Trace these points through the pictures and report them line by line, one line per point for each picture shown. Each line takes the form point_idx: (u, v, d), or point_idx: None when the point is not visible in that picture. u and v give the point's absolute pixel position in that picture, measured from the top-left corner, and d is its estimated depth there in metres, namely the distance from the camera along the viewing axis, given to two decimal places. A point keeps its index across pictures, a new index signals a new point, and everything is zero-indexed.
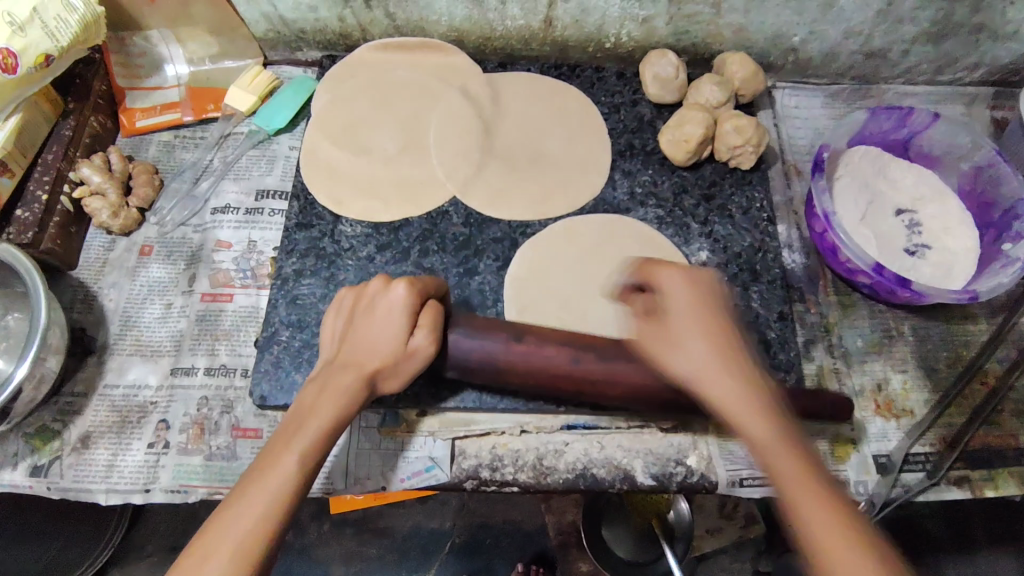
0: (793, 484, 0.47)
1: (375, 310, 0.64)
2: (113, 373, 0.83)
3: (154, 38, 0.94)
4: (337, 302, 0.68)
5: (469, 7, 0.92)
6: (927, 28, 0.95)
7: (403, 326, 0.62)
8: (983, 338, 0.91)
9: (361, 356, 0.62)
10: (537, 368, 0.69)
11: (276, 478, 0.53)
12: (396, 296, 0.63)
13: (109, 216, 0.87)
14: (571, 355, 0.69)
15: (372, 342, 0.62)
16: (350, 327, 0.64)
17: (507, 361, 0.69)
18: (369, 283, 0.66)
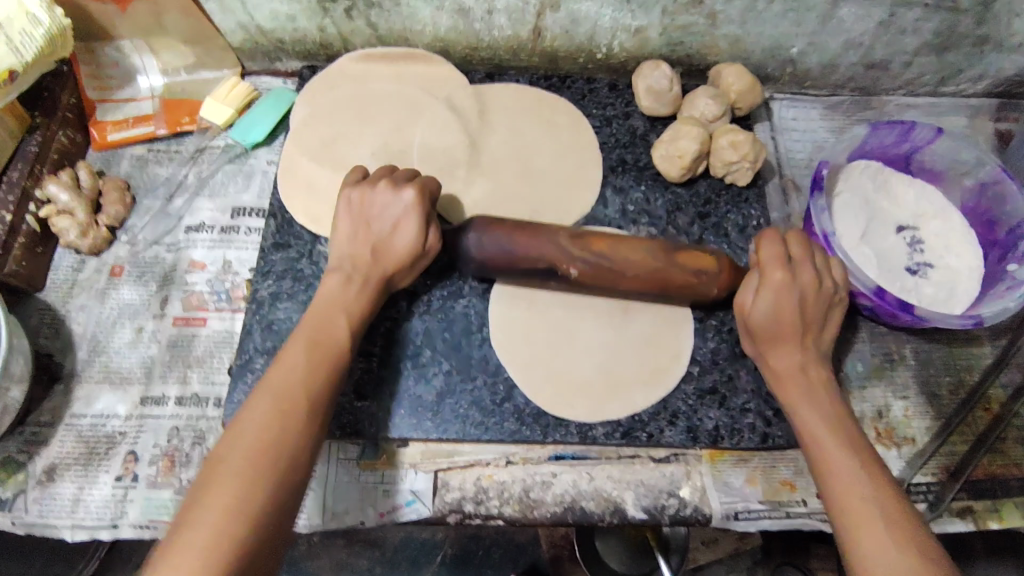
0: (848, 483, 0.60)
1: (387, 210, 0.72)
2: (80, 402, 0.79)
3: (127, 48, 0.90)
4: (342, 202, 0.74)
5: (454, 17, 0.88)
6: (930, 40, 0.92)
7: (416, 222, 0.71)
8: (987, 361, 0.88)
9: (378, 250, 0.71)
10: (534, 261, 0.73)
11: (289, 397, 0.59)
12: (406, 200, 0.71)
13: (77, 235, 0.84)
14: (571, 260, 0.72)
15: (390, 241, 0.71)
16: (364, 222, 0.72)
17: (508, 256, 0.73)
18: (376, 184, 0.73)
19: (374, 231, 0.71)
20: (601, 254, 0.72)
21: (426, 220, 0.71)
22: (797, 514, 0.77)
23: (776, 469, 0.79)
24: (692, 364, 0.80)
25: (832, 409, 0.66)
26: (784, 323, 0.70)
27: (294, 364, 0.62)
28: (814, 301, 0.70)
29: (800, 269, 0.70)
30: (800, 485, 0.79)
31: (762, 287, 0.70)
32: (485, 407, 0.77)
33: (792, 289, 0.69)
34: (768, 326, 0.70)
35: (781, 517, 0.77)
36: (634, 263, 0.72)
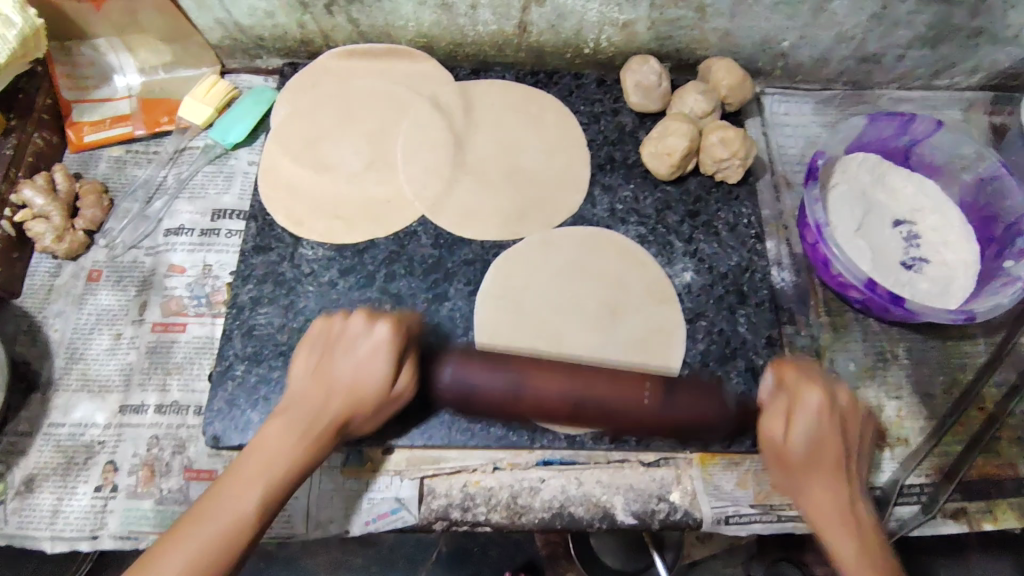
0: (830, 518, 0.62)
1: (353, 350, 0.64)
2: (58, 411, 0.78)
3: (103, 47, 0.88)
4: (313, 331, 0.67)
5: (438, 13, 0.86)
6: (923, 32, 0.90)
7: (386, 368, 0.63)
8: (981, 359, 0.87)
9: (347, 392, 0.63)
10: (536, 403, 0.70)
11: (247, 501, 0.57)
12: (379, 337, 0.64)
13: (53, 240, 0.82)
14: (570, 403, 0.69)
15: (355, 376, 0.63)
16: (327, 360, 0.64)
17: (499, 395, 0.70)
18: (352, 318, 0.65)
19: (336, 375, 0.63)
20: (619, 386, 0.70)
21: (397, 358, 0.64)
22: (788, 518, 0.76)
23: (768, 471, 0.78)
24: (683, 367, 0.79)
25: (857, 523, 0.62)
26: (822, 438, 0.64)
27: (239, 480, 0.58)
28: (850, 434, 0.65)
29: (835, 391, 0.66)
30: None
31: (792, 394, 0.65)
32: (471, 412, 0.75)
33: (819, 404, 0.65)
34: (805, 458, 0.63)
35: (772, 520, 0.76)
36: (626, 404, 0.69)
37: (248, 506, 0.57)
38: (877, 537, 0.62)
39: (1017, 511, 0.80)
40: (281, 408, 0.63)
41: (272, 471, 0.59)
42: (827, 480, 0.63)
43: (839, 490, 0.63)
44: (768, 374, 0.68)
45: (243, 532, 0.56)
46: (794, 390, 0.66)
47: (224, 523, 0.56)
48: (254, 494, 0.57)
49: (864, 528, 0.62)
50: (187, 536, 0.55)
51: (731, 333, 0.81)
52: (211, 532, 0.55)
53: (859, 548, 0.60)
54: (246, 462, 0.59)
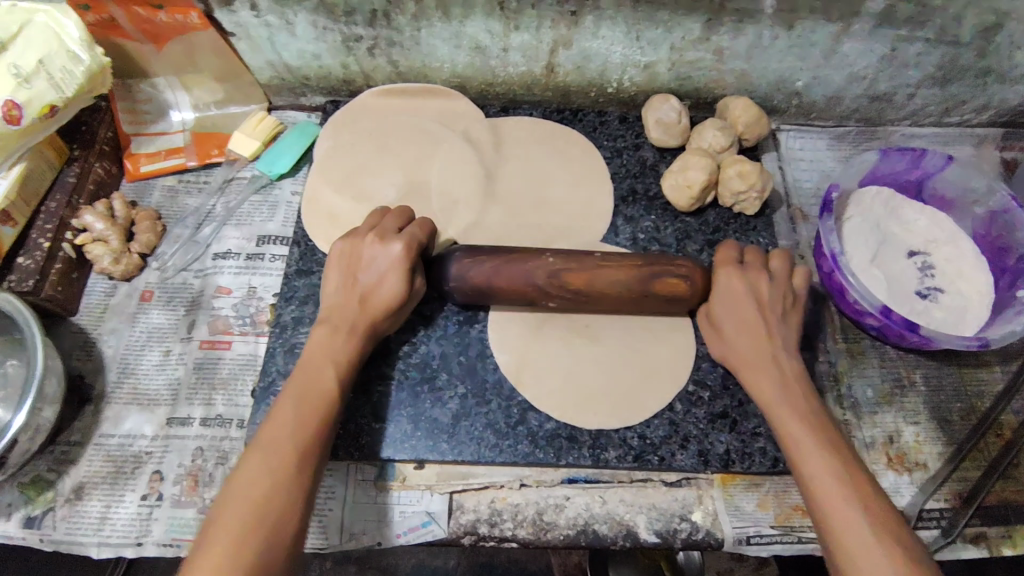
0: (807, 450, 0.64)
1: (374, 264, 0.71)
2: (109, 422, 0.82)
3: (161, 85, 0.95)
4: (333, 251, 0.75)
5: (471, 55, 0.93)
6: (933, 72, 0.94)
7: (399, 278, 0.71)
8: (997, 387, 0.89)
9: (370, 306, 0.71)
10: (523, 283, 0.73)
11: (316, 403, 0.65)
12: (391, 255, 0.71)
13: (111, 262, 0.88)
14: (602, 295, 0.72)
15: (378, 291, 0.71)
16: (353, 278, 0.72)
17: (493, 285, 0.73)
18: (364, 239, 0.73)
19: (361, 285, 0.72)
20: (578, 256, 0.73)
21: (409, 273, 0.72)
22: (809, 539, 0.78)
23: (788, 493, 0.80)
24: (701, 390, 0.81)
25: (758, 333, 0.73)
26: (742, 319, 0.73)
27: (282, 426, 0.62)
28: (771, 306, 0.74)
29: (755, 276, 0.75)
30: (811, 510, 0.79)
31: (716, 295, 0.75)
32: (499, 429, 0.78)
33: (743, 283, 0.74)
34: (731, 328, 0.74)
35: (793, 541, 0.78)
36: (608, 282, 0.72)
37: (323, 401, 0.65)
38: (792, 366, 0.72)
39: None
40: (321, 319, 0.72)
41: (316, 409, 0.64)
42: (740, 334, 0.74)
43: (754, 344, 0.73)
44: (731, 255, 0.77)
45: (316, 424, 0.63)
46: (714, 273, 0.76)
47: (304, 416, 0.63)
48: (306, 434, 0.62)
49: (783, 367, 0.71)
50: (271, 437, 0.61)
51: None
52: (292, 436, 0.61)
53: (783, 395, 0.69)
54: (311, 360, 0.68)
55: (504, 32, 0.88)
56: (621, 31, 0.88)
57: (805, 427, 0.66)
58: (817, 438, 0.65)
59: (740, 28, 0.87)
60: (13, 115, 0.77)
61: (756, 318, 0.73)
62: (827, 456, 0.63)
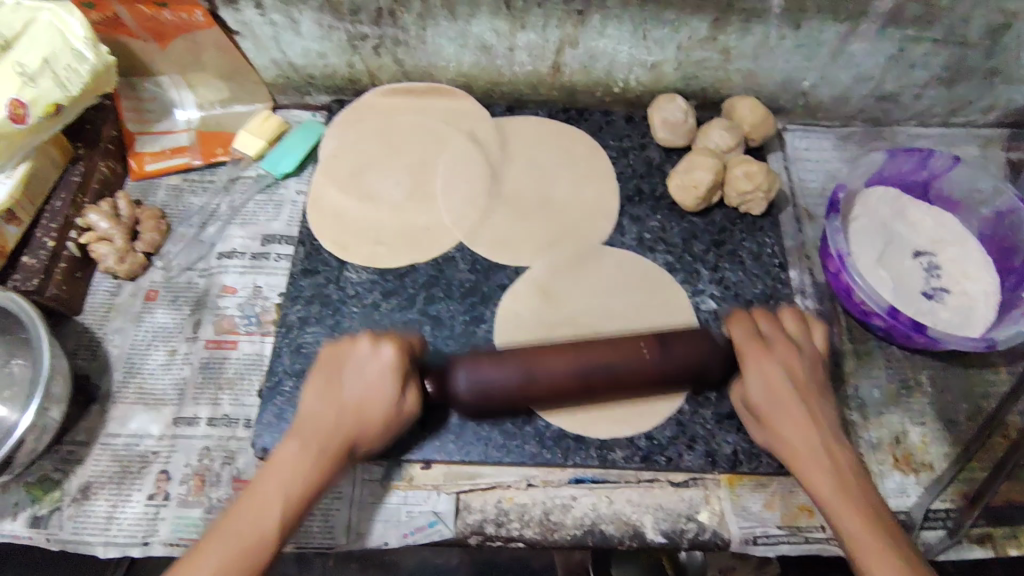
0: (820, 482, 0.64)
1: (362, 371, 0.66)
2: (115, 422, 0.82)
3: (165, 84, 0.95)
4: (320, 358, 0.69)
5: (477, 54, 0.92)
6: (939, 72, 0.94)
7: (391, 390, 0.66)
8: (1003, 387, 0.89)
9: (349, 426, 0.64)
10: (543, 380, 0.69)
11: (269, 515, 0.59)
12: (384, 360, 0.67)
13: (115, 261, 0.88)
14: (582, 377, 0.69)
15: (360, 410, 0.65)
16: (336, 383, 0.66)
17: (530, 379, 0.69)
18: (357, 341, 0.68)
19: (347, 393, 0.65)
20: (601, 361, 0.69)
21: (404, 380, 0.67)
22: (816, 540, 0.78)
23: (795, 494, 0.80)
24: (707, 391, 0.81)
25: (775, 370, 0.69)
26: (772, 386, 0.68)
27: (252, 507, 0.59)
28: (805, 377, 0.69)
29: (776, 344, 0.71)
30: (817, 511, 0.79)
31: (745, 370, 0.70)
32: (506, 430, 0.78)
33: (773, 363, 0.69)
34: (766, 404, 0.68)
35: (800, 541, 0.78)
36: (626, 374, 0.69)
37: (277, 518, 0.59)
38: (841, 446, 0.66)
39: None
40: (295, 427, 0.64)
41: (275, 509, 0.59)
42: (784, 411, 0.68)
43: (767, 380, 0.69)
44: (739, 332, 0.72)
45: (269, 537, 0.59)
46: (739, 358, 0.71)
47: (255, 526, 0.58)
48: (279, 508, 0.60)
49: (803, 394, 0.68)
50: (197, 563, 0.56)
51: None
52: (230, 556, 0.57)
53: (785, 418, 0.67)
54: (273, 467, 0.61)
55: (510, 32, 0.88)
56: (628, 31, 0.88)
57: (861, 524, 0.60)
58: (829, 476, 0.64)
59: (748, 28, 0.87)
60: (19, 114, 0.77)
61: (801, 401, 0.67)
62: (817, 456, 0.65)
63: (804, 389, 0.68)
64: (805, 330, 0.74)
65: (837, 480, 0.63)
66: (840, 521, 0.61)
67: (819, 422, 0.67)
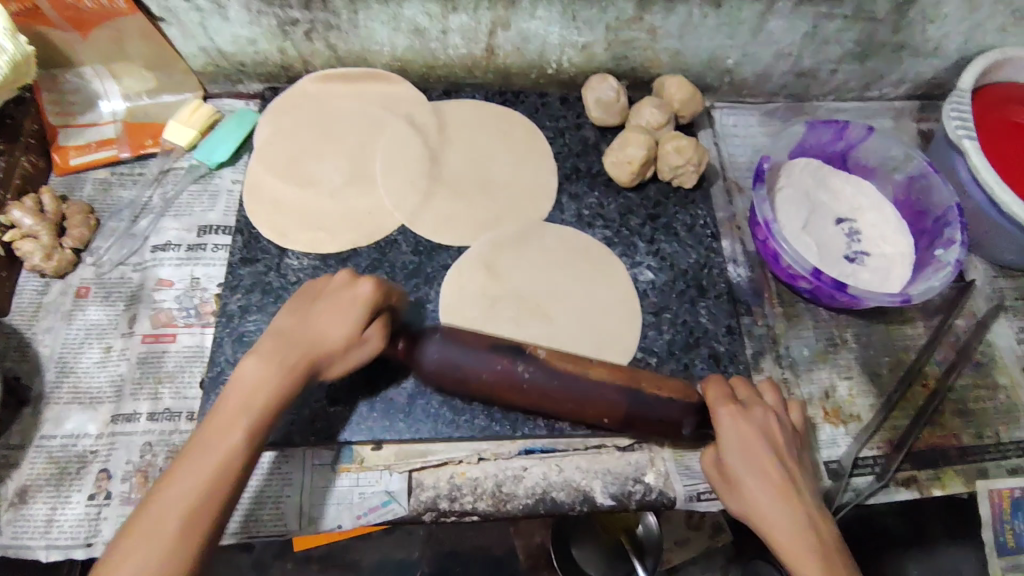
0: None
1: (331, 299, 0.65)
2: (49, 423, 0.79)
3: (89, 75, 0.92)
4: (299, 291, 0.69)
5: (411, 38, 0.93)
6: (852, 47, 1.00)
7: (356, 322, 0.64)
8: (921, 340, 0.95)
9: (312, 342, 0.63)
10: (501, 382, 0.70)
11: (245, 421, 0.57)
12: (360, 293, 0.66)
13: (42, 258, 0.85)
14: (544, 384, 0.69)
15: (325, 331, 0.63)
16: (303, 311, 0.65)
17: (474, 372, 0.70)
18: (334, 276, 0.68)
19: (309, 323, 0.64)
20: (573, 376, 0.70)
21: (371, 316, 0.66)
22: None
23: None
24: (648, 356, 0.84)
25: (773, 470, 0.66)
26: (752, 457, 0.67)
27: (226, 418, 0.57)
28: (781, 444, 0.69)
29: (749, 406, 0.71)
30: None
31: (721, 433, 0.69)
32: (455, 405, 0.79)
33: (749, 425, 0.68)
34: (769, 519, 0.64)
35: None
36: (584, 391, 0.69)
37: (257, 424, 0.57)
38: (823, 520, 0.64)
39: (962, 477, 0.88)
40: (254, 348, 0.62)
41: (262, 402, 0.58)
42: (765, 492, 0.65)
43: (768, 479, 0.66)
44: (715, 392, 0.71)
45: (246, 444, 0.57)
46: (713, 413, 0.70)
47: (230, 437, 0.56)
48: (266, 404, 0.58)
49: (818, 526, 0.63)
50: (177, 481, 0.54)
51: (693, 323, 0.87)
52: (200, 479, 0.54)
53: (794, 533, 0.62)
54: (255, 374, 0.59)
55: (442, 14, 0.89)
56: (558, 12, 0.90)
57: None
58: None
59: (672, 7, 0.90)
60: None
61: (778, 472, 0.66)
62: None
63: (787, 470, 0.67)
64: (782, 402, 0.74)
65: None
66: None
67: (796, 492, 0.65)
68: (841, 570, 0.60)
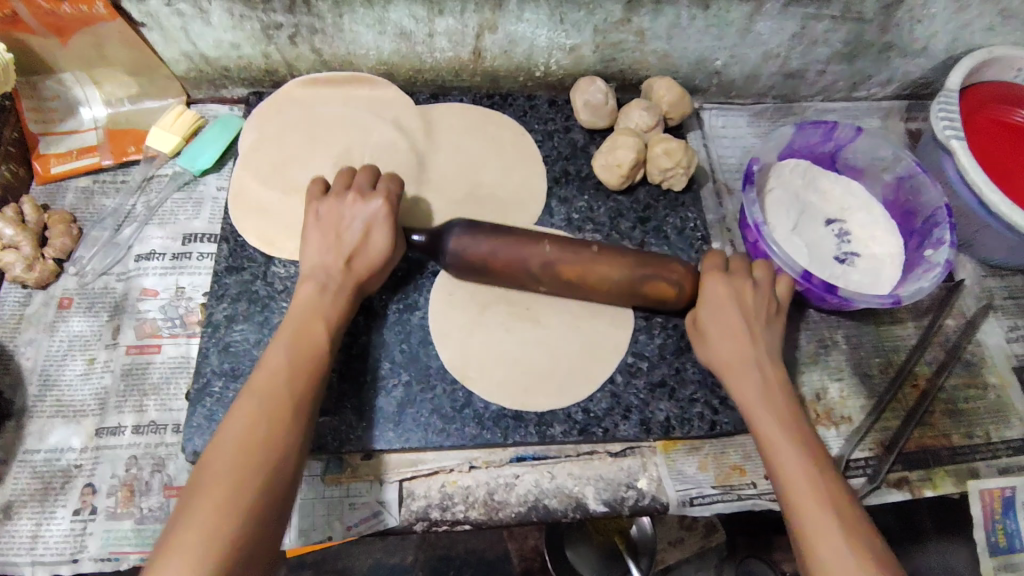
0: (789, 461, 0.66)
1: (353, 212, 0.75)
2: (33, 437, 0.78)
3: (69, 81, 0.90)
4: (315, 211, 0.77)
5: (397, 41, 0.92)
6: (840, 48, 1.00)
7: (386, 228, 0.75)
8: (911, 341, 0.95)
9: (356, 260, 0.74)
10: (517, 263, 0.76)
11: (298, 357, 0.66)
12: (374, 207, 0.75)
13: (23, 269, 0.84)
14: (554, 262, 0.76)
15: (361, 245, 0.75)
16: (333, 224, 0.75)
17: (484, 256, 0.76)
18: (346, 194, 0.76)
19: (348, 235, 0.75)
20: (572, 248, 0.77)
21: (393, 226, 0.76)
22: (747, 496, 0.81)
23: (726, 455, 0.84)
24: (639, 361, 0.84)
25: (751, 351, 0.74)
26: (726, 323, 0.75)
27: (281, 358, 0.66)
28: (755, 309, 0.76)
29: (737, 276, 0.78)
30: (748, 468, 0.83)
31: (705, 306, 0.77)
32: (445, 414, 0.79)
33: (726, 287, 0.76)
34: (727, 356, 0.74)
35: (733, 499, 0.81)
36: (602, 276, 0.77)
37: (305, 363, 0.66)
38: (789, 400, 0.72)
39: (953, 477, 0.88)
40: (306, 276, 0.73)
41: (309, 345, 0.68)
42: (741, 371, 0.73)
43: (743, 354, 0.73)
44: (716, 260, 0.79)
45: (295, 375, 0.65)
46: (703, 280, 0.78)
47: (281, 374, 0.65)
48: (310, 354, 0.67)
49: (779, 401, 0.71)
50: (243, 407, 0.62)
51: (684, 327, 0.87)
52: (258, 404, 0.62)
53: (764, 403, 0.71)
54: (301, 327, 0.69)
55: (428, 17, 0.88)
56: (545, 14, 0.89)
57: (811, 490, 0.63)
58: (797, 451, 0.67)
59: (660, 9, 0.90)
60: None
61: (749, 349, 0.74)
62: (788, 445, 0.67)
63: (756, 333, 0.75)
64: (773, 277, 0.79)
65: (785, 436, 0.68)
66: (772, 441, 0.68)
67: (761, 368, 0.73)
68: (798, 437, 0.68)
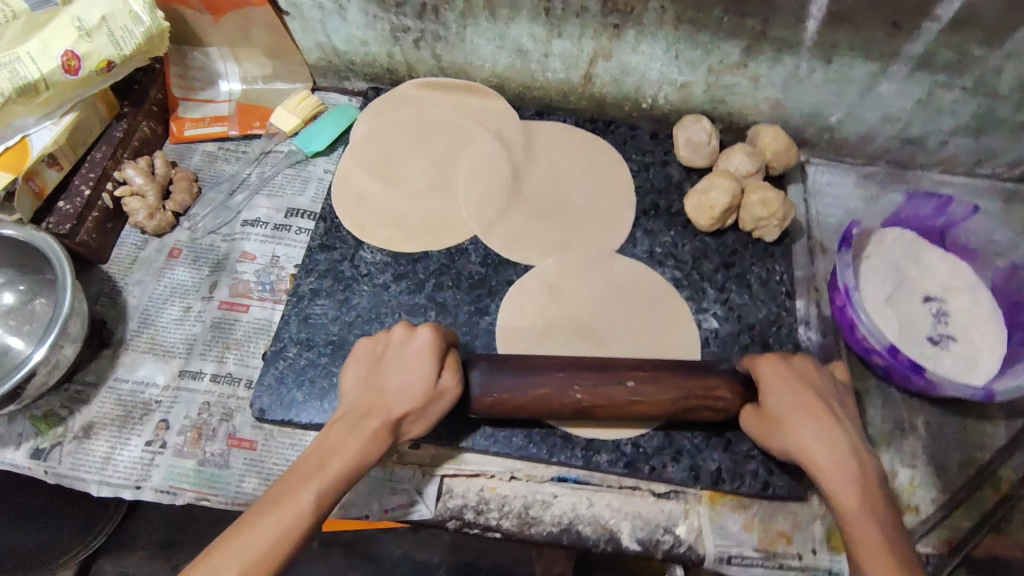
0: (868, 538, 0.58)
1: (398, 362, 0.68)
2: (124, 367, 0.86)
3: (214, 54, 0.99)
4: (359, 351, 0.71)
5: (513, 57, 0.95)
6: (967, 122, 0.95)
7: (429, 370, 0.67)
8: (1001, 441, 0.88)
9: (390, 399, 0.66)
10: (551, 401, 0.71)
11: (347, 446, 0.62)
12: (422, 343, 0.69)
13: (145, 216, 0.91)
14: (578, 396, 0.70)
15: (401, 388, 0.67)
16: (376, 372, 0.68)
17: (519, 394, 0.71)
18: (393, 333, 0.71)
19: (386, 386, 0.67)
20: (604, 385, 0.70)
21: (440, 364, 0.68)
22: (790, 567, 0.77)
23: (775, 519, 0.80)
24: None
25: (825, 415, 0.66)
26: (797, 400, 0.68)
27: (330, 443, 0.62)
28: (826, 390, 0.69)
29: (797, 363, 0.71)
30: (796, 538, 0.79)
31: (763, 381, 0.70)
32: (497, 420, 0.80)
33: (789, 372, 0.70)
34: (788, 414, 0.67)
35: (775, 567, 0.77)
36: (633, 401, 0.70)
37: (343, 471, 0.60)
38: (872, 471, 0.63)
39: None
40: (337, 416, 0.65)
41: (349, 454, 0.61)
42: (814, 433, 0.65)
43: (815, 416, 0.66)
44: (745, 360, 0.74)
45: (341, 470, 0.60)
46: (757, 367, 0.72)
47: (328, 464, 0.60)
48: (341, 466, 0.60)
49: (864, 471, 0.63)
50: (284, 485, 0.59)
51: None
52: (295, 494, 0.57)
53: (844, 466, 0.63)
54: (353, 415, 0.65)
55: (546, 38, 0.91)
56: (661, 49, 0.90)
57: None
58: (880, 528, 0.59)
59: (778, 57, 0.89)
60: (72, 65, 0.81)
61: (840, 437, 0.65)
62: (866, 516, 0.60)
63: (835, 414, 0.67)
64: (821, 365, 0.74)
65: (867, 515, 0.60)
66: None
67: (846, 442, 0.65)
68: (878, 512, 0.60)
